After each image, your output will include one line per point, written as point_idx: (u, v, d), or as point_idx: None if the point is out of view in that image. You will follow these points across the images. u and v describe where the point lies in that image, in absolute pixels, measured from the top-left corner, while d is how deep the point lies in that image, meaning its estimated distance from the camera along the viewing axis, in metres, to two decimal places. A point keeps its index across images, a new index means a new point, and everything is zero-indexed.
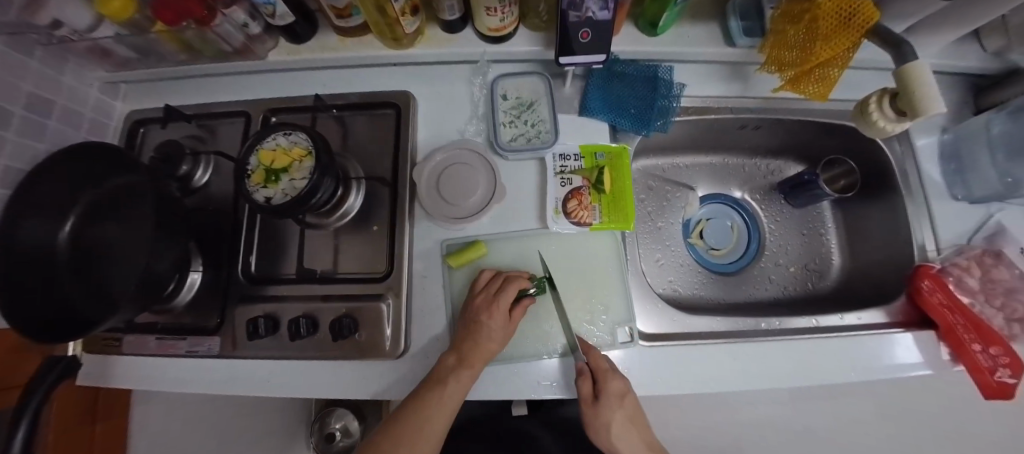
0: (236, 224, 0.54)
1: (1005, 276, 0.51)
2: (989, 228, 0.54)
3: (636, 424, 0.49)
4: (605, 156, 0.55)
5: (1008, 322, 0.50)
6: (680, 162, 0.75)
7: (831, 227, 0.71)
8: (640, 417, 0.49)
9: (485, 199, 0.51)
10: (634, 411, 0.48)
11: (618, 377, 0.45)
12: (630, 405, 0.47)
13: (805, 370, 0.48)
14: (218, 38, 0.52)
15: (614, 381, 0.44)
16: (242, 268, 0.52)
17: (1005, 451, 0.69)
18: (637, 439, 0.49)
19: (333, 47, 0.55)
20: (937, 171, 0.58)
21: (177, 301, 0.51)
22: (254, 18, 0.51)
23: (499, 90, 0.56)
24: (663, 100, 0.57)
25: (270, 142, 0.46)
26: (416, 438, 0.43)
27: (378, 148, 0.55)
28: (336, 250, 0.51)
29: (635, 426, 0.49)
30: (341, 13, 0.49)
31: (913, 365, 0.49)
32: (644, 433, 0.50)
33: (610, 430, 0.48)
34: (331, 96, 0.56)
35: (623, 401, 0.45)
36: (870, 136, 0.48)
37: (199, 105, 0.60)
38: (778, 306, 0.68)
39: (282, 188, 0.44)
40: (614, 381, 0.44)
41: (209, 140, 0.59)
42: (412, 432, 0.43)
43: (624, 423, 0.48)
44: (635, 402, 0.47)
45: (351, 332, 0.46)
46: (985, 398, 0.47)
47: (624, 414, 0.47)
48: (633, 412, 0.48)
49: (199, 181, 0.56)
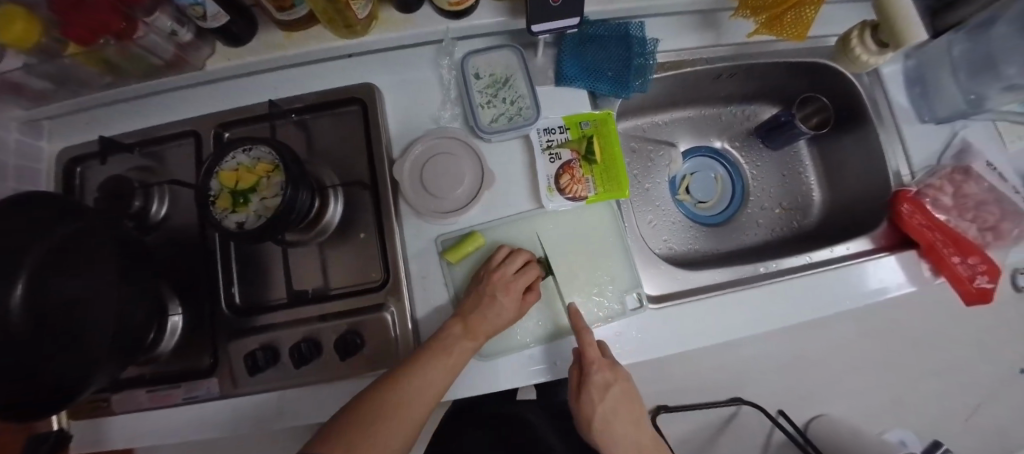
0: (209, 256, 0.49)
1: (974, 190, 0.55)
2: (956, 146, 0.57)
3: (625, 415, 0.48)
4: (590, 124, 0.53)
5: (981, 232, 0.54)
6: (660, 120, 0.74)
7: (809, 165, 0.74)
8: (631, 408, 0.49)
9: (474, 188, 0.49)
10: (621, 401, 0.47)
11: (606, 367, 0.45)
12: (615, 395, 0.47)
13: (803, 307, 0.51)
14: (145, 52, 0.46)
15: (600, 371, 0.44)
16: (227, 301, 0.48)
17: (958, 340, 0.80)
18: (627, 434, 0.48)
19: (279, 45, 0.50)
20: (904, 97, 0.60)
21: (161, 348, 0.47)
22: (182, 23, 0.46)
23: (470, 69, 0.52)
24: (640, 58, 0.55)
25: (229, 161, 0.41)
26: (400, 404, 0.40)
27: (349, 150, 0.51)
28: (325, 265, 0.48)
29: (624, 417, 0.48)
30: (281, 4, 0.43)
31: (900, 284, 0.53)
32: (636, 428, 0.49)
33: (599, 421, 0.47)
34: (286, 99, 0.51)
35: (605, 393, 0.46)
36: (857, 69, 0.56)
37: (140, 131, 0.53)
38: (768, 248, 0.71)
39: (254, 210, 0.40)
40: (600, 373, 0.44)
41: (159, 168, 0.53)
42: (392, 396, 0.40)
43: (610, 413, 0.48)
44: (624, 391, 0.47)
45: (358, 348, 0.44)
46: (967, 305, 0.51)
47: (609, 403, 0.47)
48: (620, 401, 0.48)
49: (157, 215, 0.51)
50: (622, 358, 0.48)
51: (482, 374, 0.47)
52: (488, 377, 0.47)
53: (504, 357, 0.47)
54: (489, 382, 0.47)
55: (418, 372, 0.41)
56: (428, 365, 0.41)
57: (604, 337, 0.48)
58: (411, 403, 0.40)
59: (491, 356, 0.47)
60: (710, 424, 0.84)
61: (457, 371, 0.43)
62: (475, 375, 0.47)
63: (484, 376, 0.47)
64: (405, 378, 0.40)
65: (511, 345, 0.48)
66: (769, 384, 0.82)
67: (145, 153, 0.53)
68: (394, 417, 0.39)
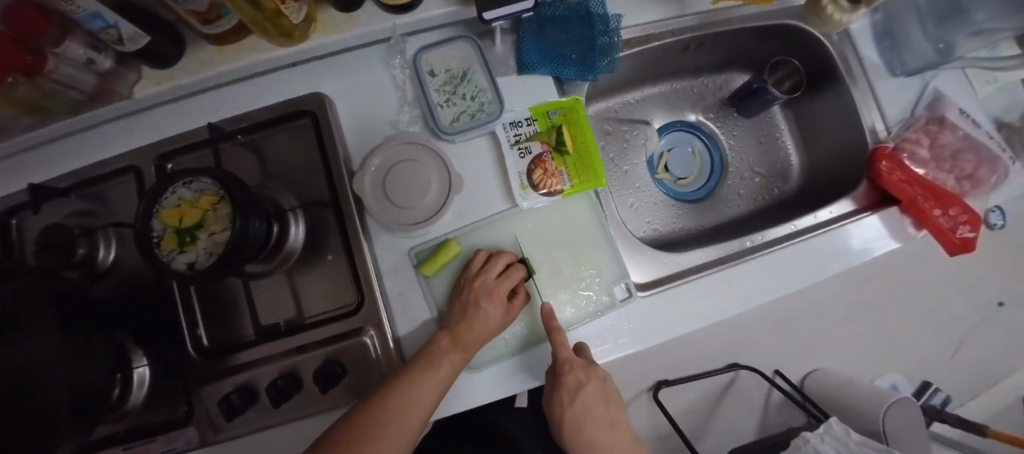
0: (169, 299, 0.46)
1: (950, 140, 0.55)
2: (928, 96, 0.57)
3: (600, 421, 0.46)
4: (558, 113, 0.50)
5: (959, 182, 0.54)
6: (631, 99, 0.72)
7: (784, 129, 0.73)
8: (607, 414, 0.46)
9: (443, 194, 0.46)
10: (595, 404, 0.46)
11: (579, 368, 0.43)
12: (589, 398, 0.45)
13: (792, 276, 0.50)
14: (63, 87, 0.41)
15: (572, 372, 0.42)
16: (194, 345, 0.45)
17: (936, 283, 0.83)
18: (602, 443, 0.46)
19: (212, 62, 0.45)
20: (874, 52, 0.59)
21: (131, 402, 0.44)
22: (99, 50, 0.41)
23: (424, 66, 0.49)
24: (603, 37, 0.52)
25: (170, 197, 0.37)
26: (404, 418, 0.38)
27: (305, 169, 0.47)
28: (295, 294, 0.45)
29: (599, 424, 0.46)
30: (205, 17, 0.38)
31: (884, 241, 0.53)
32: (613, 436, 0.47)
33: (571, 424, 0.46)
34: (229, 120, 0.47)
35: (577, 396, 0.44)
36: (830, 29, 0.55)
37: (73, 173, 0.48)
38: (750, 218, 0.71)
39: (204, 248, 0.37)
40: (572, 374, 0.42)
41: (103, 211, 0.48)
42: (388, 408, 0.38)
43: (583, 418, 0.46)
44: (600, 394, 0.46)
45: (341, 378, 0.42)
46: (951, 255, 0.52)
47: (582, 406, 0.45)
48: (594, 405, 0.46)
49: (105, 261, 0.46)
50: (614, 351, 0.47)
51: (475, 386, 0.45)
52: (482, 388, 0.45)
53: (495, 366, 0.45)
54: (482, 394, 0.45)
55: (408, 386, 0.39)
56: (416, 382, 0.39)
57: (586, 337, 0.47)
58: (405, 415, 0.38)
59: (480, 367, 0.45)
60: (710, 394, 0.84)
61: (447, 384, 0.41)
62: (467, 388, 0.45)
63: (476, 387, 0.45)
64: (400, 392, 0.39)
65: (500, 352, 0.46)
66: (762, 349, 0.83)
67: (83, 196, 0.48)
68: (395, 432, 0.38)
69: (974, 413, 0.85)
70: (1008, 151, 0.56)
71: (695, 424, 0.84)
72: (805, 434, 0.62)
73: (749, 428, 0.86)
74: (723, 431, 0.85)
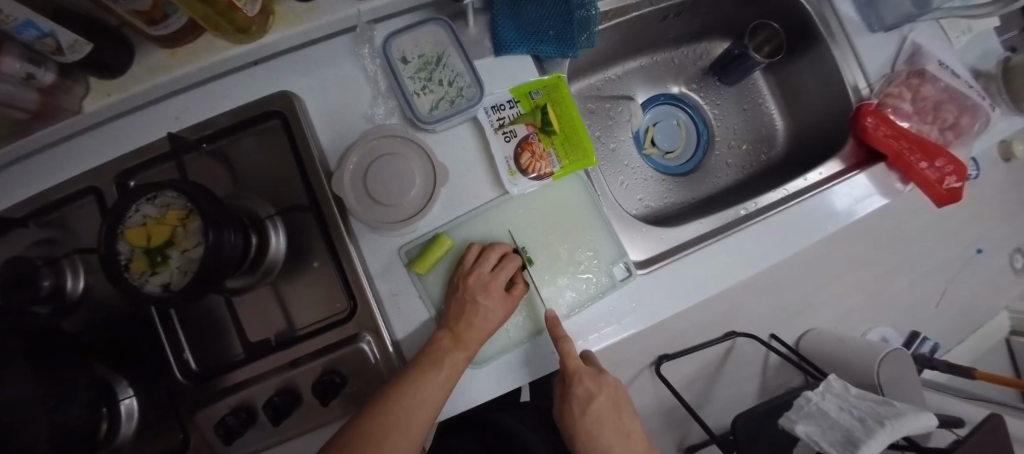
0: (149, 325, 0.43)
1: (931, 92, 0.55)
2: (907, 50, 0.57)
3: (616, 436, 0.45)
4: (541, 92, 0.49)
5: (942, 132, 0.55)
6: (612, 75, 0.71)
7: (767, 94, 0.73)
8: (622, 428, 0.45)
9: (428, 187, 0.44)
10: (609, 416, 0.45)
11: (589, 379, 0.43)
12: (601, 411, 0.45)
13: (790, 237, 0.50)
14: (2, 107, 0.36)
15: (581, 384, 0.43)
16: (182, 369, 0.43)
17: (918, 234, 0.86)
18: None
19: (163, 67, 0.42)
20: (852, 8, 0.58)
21: (122, 436, 0.41)
22: (38, 63, 0.36)
23: (396, 54, 0.46)
24: (580, 11, 0.50)
25: (133, 217, 0.34)
26: (406, 423, 0.37)
27: (280, 173, 0.44)
28: (283, 304, 0.43)
29: (614, 438, 0.44)
30: (151, 17, 0.34)
31: (874, 196, 0.54)
32: (628, 445, 0.45)
33: (584, 441, 0.44)
34: (192, 127, 0.44)
35: (588, 407, 0.45)
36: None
37: (28, 200, 0.44)
38: (738, 186, 0.72)
39: (177, 267, 0.34)
40: (582, 385, 0.43)
41: (66, 238, 0.45)
42: (396, 418, 0.36)
43: (598, 432, 0.44)
44: (612, 404, 0.46)
45: (341, 388, 0.40)
46: (938, 206, 0.53)
47: (594, 422, 0.44)
48: (608, 415, 0.45)
49: (75, 291, 0.43)
50: (620, 331, 0.46)
51: (481, 381, 0.44)
52: (488, 383, 0.44)
53: (500, 358, 0.45)
54: (489, 389, 0.44)
55: (411, 391, 0.37)
56: (420, 385, 0.38)
57: (589, 322, 0.46)
58: (411, 416, 0.37)
59: (486, 361, 0.44)
60: (712, 362, 0.85)
61: (450, 385, 0.40)
62: (472, 383, 0.44)
63: (483, 382, 0.44)
64: (402, 397, 0.37)
65: (504, 345, 0.45)
66: (758, 315, 0.84)
67: (43, 224, 0.45)
68: (404, 431, 0.37)
69: (961, 357, 0.88)
70: (986, 99, 0.57)
71: (697, 393, 0.85)
72: (807, 393, 0.62)
73: (750, 391, 0.88)
74: (725, 397, 0.87)
